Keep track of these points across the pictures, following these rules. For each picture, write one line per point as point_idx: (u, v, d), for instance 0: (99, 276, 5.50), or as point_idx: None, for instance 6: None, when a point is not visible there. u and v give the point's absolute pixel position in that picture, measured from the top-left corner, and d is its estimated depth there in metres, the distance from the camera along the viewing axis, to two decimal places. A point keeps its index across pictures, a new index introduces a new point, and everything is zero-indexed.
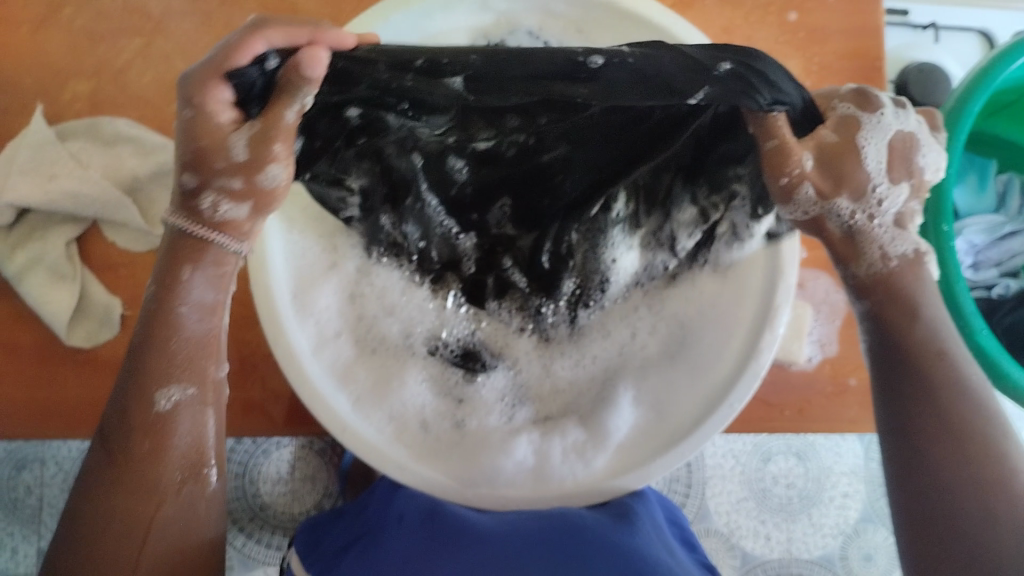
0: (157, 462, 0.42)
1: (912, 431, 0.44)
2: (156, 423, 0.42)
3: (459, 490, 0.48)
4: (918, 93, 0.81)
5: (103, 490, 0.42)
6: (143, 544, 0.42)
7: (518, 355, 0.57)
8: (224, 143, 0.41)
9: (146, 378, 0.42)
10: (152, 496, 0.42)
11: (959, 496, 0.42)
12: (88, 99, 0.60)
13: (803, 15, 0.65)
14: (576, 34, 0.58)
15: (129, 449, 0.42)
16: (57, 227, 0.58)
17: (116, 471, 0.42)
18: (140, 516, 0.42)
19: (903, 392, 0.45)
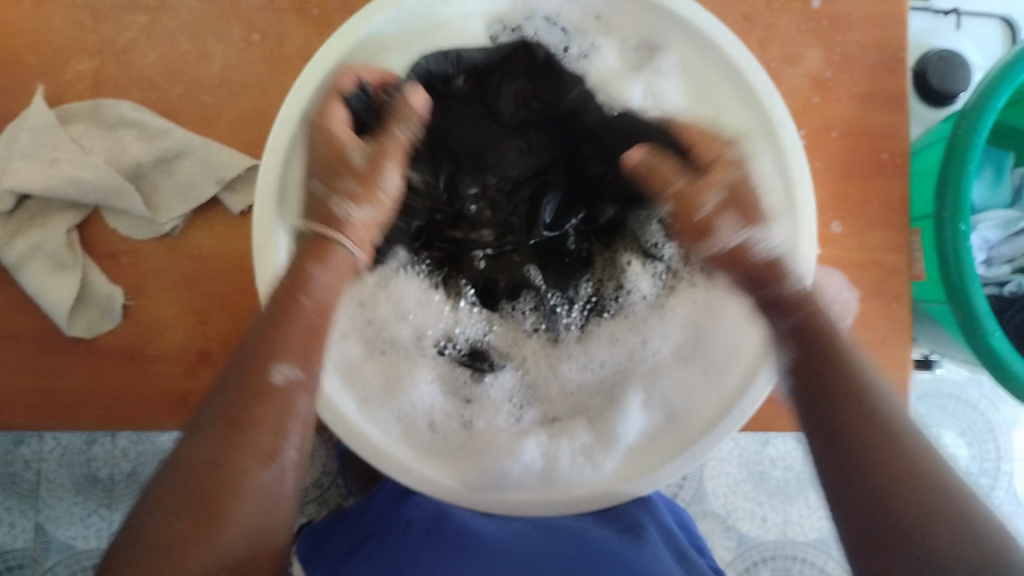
0: (260, 431, 0.40)
1: (830, 449, 0.40)
2: (270, 392, 0.41)
3: (466, 494, 0.47)
4: (936, 80, 0.79)
5: (202, 449, 0.39)
6: (232, 508, 0.38)
7: (527, 355, 0.56)
8: (345, 151, 0.47)
9: (265, 346, 0.41)
10: (241, 460, 0.39)
11: (897, 507, 0.37)
12: (90, 80, 0.58)
13: (827, 3, 0.63)
14: (595, 20, 0.57)
15: (233, 410, 0.40)
16: (57, 214, 0.57)
17: (233, 434, 0.40)
18: (232, 474, 0.39)
19: (818, 416, 0.42)
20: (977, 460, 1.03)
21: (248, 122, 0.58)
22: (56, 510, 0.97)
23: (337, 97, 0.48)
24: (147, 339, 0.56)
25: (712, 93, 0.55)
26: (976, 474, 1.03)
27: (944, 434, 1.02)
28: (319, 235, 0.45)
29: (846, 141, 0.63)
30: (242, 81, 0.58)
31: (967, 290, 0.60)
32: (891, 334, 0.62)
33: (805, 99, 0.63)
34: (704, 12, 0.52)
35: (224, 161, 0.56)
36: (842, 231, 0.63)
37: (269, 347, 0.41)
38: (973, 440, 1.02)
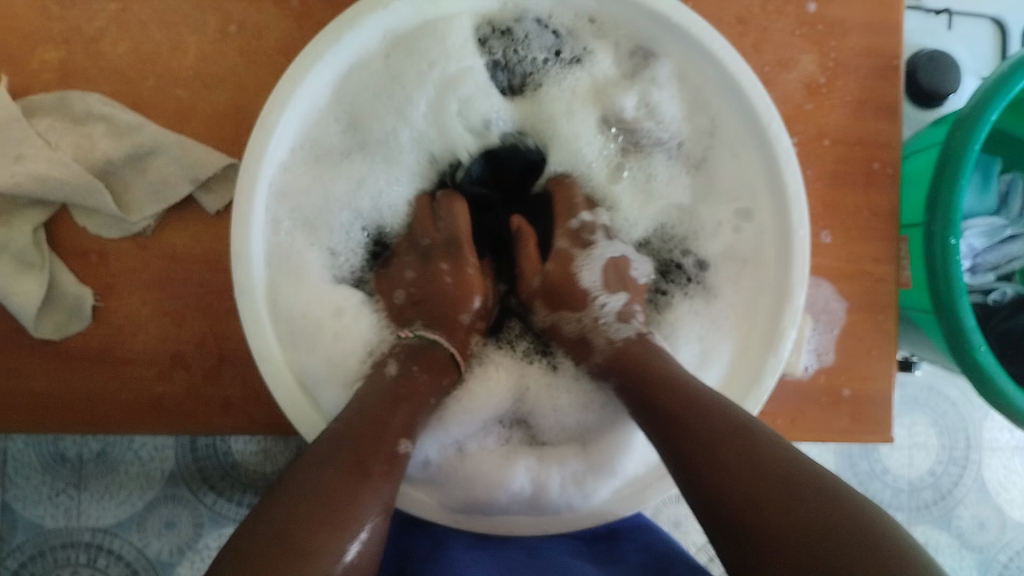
0: (382, 479, 0.43)
1: (680, 455, 0.43)
2: (393, 460, 0.44)
3: (453, 517, 0.49)
4: (926, 81, 0.78)
5: (335, 475, 0.41)
6: (346, 524, 0.39)
7: (530, 381, 0.56)
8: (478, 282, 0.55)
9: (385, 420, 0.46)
10: (363, 497, 0.41)
11: (738, 498, 0.38)
12: (57, 70, 0.55)
13: (823, 7, 0.61)
14: (587, 24, 0.54)
15: (356, 455, 0.42)
16: (23, 212, 0.54)
17: (353, 465, 0.42)
18: (348, 501, 0.40)
19: (663, 434, 0.44)
20: (947, 449, 1.02)
21: (225, 118, 0.56)
22: (22, 489, 0.96)
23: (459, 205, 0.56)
24: (119, 341, 0.55)
25: (710, 104, 0.54)
26: (945, 463, 1.02)
27: (916, 422, 1.02)
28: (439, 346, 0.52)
29: (837, 149, 0.62)
30: (218, 74, 0.55)
31: (954, 305, 0.60)
32: (876, 346, 0.62)
33: (797, 106, 0.62)
34: (703, 24, 0.50)
35: (199, 159, 0.54)
36: (831, 241, 0.62)
37: (386, 421, 0.45)
38: (944, 429, 1.02)
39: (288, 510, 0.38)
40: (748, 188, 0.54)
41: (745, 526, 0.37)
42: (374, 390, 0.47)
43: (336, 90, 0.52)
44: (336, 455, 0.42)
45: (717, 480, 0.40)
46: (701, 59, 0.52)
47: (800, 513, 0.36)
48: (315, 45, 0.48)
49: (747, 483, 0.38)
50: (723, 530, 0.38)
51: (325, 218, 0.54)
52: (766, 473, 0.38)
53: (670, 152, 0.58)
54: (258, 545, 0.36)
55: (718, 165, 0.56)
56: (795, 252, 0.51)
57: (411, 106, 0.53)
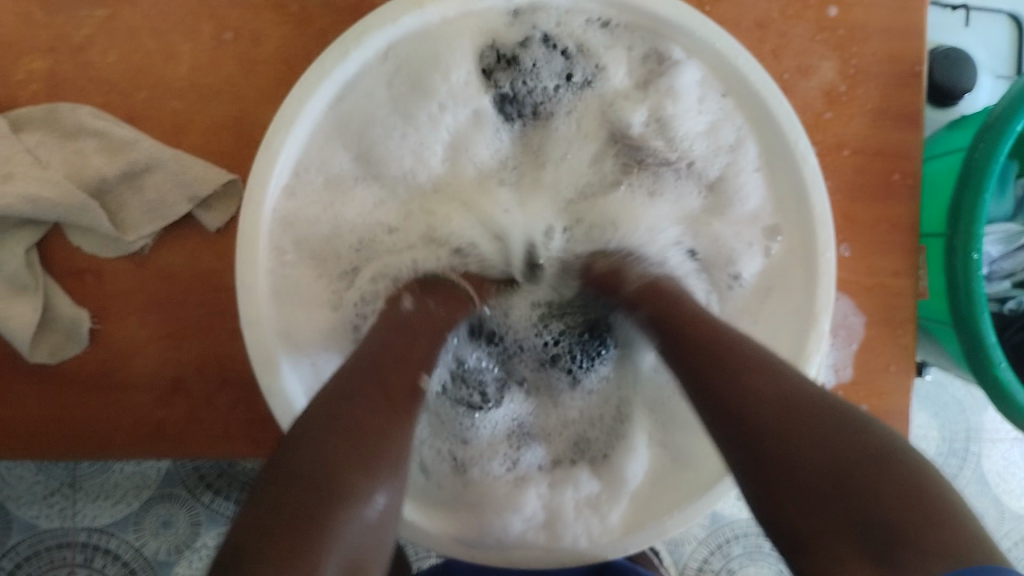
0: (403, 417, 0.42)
1: (690, 365, 0.44)
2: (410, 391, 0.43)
3: (464, 550, 0.46)
4: (941, 77, 0.76)
5: (358, 412, 0.40)
6: (378, 469, 0.38)
7: (524, 374, 0.55)
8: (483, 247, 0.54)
9: (399, 354, 0.44)
10: (393, 438, 0.40)
11: (750, 405, 0.39)
12: (45, 80, 0.53)
13: (843, 10, 0.59)
14: (600, 29, 0.51)
15: (376, 398, 0.41)
16: (14, 232, 0.52)
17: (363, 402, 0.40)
18: (375, 438, 0.39)
19: (674, 349, 0.46)
20: (946, 441, 0.97)
21: (222, 132, 0.53)
22: (17, 490, 0.94)
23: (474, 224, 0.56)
24: (117, 363, 0.53)
25: (732, 116, 0.52)
26: (944, 454, 0.97)
27: (917, 417, 0.97)
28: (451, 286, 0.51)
29: (856, 160, 0.60)
30: (216, 85, 0.53)
31: (973, 317, 0.59)
32: (895, 361, 0.61)
33: (816, 115, 0.60)
34: (728, 39, 0.49)
35: (197, 176, 0.52)
36: (851, 254, 0.61)
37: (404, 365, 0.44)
38: (945, 420, 0.97)
39: (314, 449, 0.37)
40: (772, 205, 0.53)
41: (776, 458, 0.37)
42: (389, 327, 0.46)
43: (339, 112, 0.49)
44: (358, 395, 0.41)
45: (742, 415, 0.39)
46: (725, 75, 0.51)
47: (832, 447, 0.36)
48: (322, 66, 0.46)
49: (781, 414, 0.38)
50: (753, 464, 0.38)
51: (332, 246, 0.51)
52: (796, 406, 0.38)
53: (678, 172, 0.55)
54: (293, 487, 0.35)
55: (739, 183, 0.53)
56: (822, 269, 0.49)
57: (424, 140, 0.52)
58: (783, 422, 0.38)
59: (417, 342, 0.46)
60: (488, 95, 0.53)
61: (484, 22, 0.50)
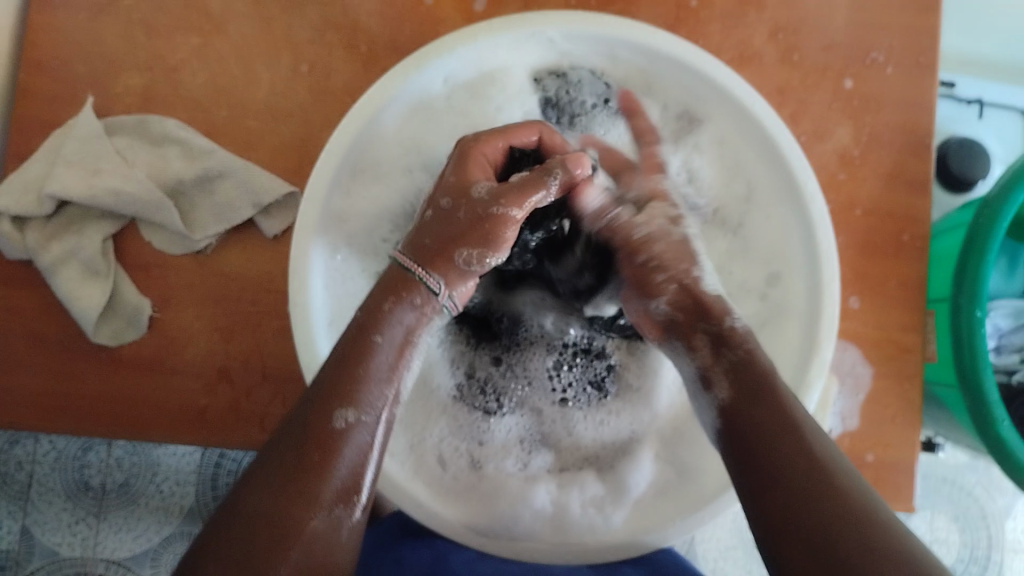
0: (326, 479, 0.41)
1: (766, 419, 0.42)
2: (330, 436, 0.41)
3: (473, 537, 0.49)
4: (955, 165, 0.82)
5: (267, 484, 0.40)
6: (282, 561, 0.38)
7: (539, 406, 0.57)
8: (470, 182, 0.47)
9: (330, 394, 0.42)
10: (309, 508, 0.40)
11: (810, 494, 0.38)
12: (140, 94, 0.60)
13: (858, 83, 0.64)
14: (642, 81, 0.57)
15: (302, 460, 0.40)
16: (94, 222, 0.58)
17: (283, 474, 0.40)
18: (291, 517, 0.39)
19: (750, 411, 0.43)
20: (968, 547, 0.96)
21: (288, 150, 0.59)
22: (44, 515, 0.96)
23: (506, 144, 0.50)
24: (169, 351, 0.57)
25: (750, 165, 0.57)
26: (965, 562, 0.96)
27: (937, 518, 0.96)
28: (407, 269, 0.47)
29: (868, 220, 0.64)
30: (287, 109, 0.59)
31: (978, 374, 0.59)
32: (901, 415, 0.62)
33: (831, 175, 0.64)
34: (761, 102, 0.53)
35: (263, 184, 0.57)
36: (859, 306, 0.63)
37: (349, 379, 0.43)
38: (966, 526, 0.96)
39: (249, 524, 0.38)
40: (778, 253, 0.56)
41: (796, 528, 0.37)
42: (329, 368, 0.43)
43: (403, 126, 0.55)
44: (290, 452, 0.40)
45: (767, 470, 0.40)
46: (742, 121, 0.55)
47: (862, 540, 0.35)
48: (384, 82, 0.51)
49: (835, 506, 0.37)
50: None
51: (372, 233, 0.56)
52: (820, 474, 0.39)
53: (703, 218, 0.59)
54: (218, 559, 0.37)
55: (753, 229, 0.58)
56: (824, 300, 0.52)
57: None
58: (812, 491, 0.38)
59: (349, 372, 0.43)
60: (534, 96, 0.58)
61: (536, 55, 0.56)
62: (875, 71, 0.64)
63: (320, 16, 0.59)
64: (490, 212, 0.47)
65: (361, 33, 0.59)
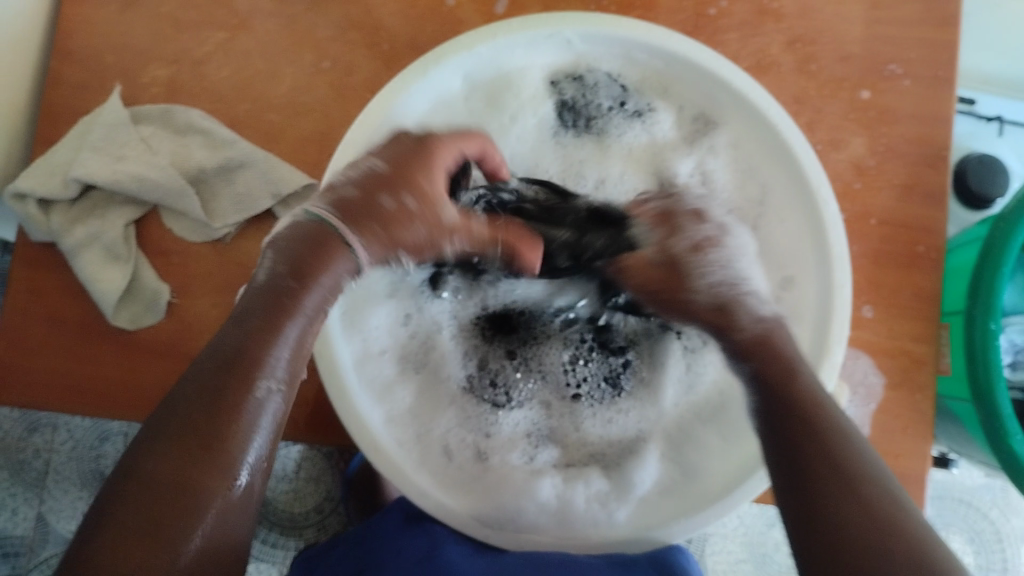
0: (234, 447, 0.38)
1: (788, 421, 0.40)
2: (246, 407, 0.38)
3: (477, 527, 0.49)
4: (974, 181, 0.82)
5: (171, 457, 0.37)
6: (182, 545, 0.36)
7: (552, 402, 0.58)
8: (430, 191, 0.46)
9: (246, 362, 0.38)
10: (220, 482, 0.37)
11: (836, 511, 0.37)
12: (166, 85, 0.61)
13: (875, 95, 0.64)
14: (658, 85, 0.58)
15: (212, 425, 0.37)
16: (118, 208, 0.59)
17: (192, 444, 0.37)
18: (197, 492, 0.37)
19: (774, 412, 0.41)
20: (983, 569, 0.95)
21: (308, 143, 0.60)
22: (60, 503, 0.97)
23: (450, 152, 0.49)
24: (184, 336, 0.58)
25: (763, 167, 0.57)
26: None
27: (951, 539, 0.95)
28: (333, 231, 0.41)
29: (883, 229, 0.63)
30: (309, 104, 0.60)
31: (991, 388, 0.58)
32: (912, 424, 0.61)
33: (846, 184, 0.64)
34: (775, 106, 0.54)
35: (282, 176, 0.58)
36: (873, 315, 0.63)
37: (258, 347, 0.38)
38: (981, 548, 0.95)
39: (146, 496, 0.36)
40: (789, 259, 0.56)
41: (817, 530, 0.37)
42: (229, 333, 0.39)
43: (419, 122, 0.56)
44: (199, 416, 0.37)
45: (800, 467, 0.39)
46: (757, 125, 0.55)
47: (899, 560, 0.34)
48: (404, 77, 0.53)
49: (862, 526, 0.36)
50: None
51: None
52: (850, 478, 0.37)
53: None
54: (123, 535, 0.35)
55: (769, 233, 0.57)
56: (836, 301, 0.52)
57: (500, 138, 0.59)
58: (840, 502, 0.37)
59: (272, 334, 0.39)
60: (550, 100, 0.59)
61: (553, 56, 0.57)
62: (892, 84, 0.64)
63: (342, 15, 0.61)
64: (436, 235, 0.46)
65: (383, 32, 0.60)
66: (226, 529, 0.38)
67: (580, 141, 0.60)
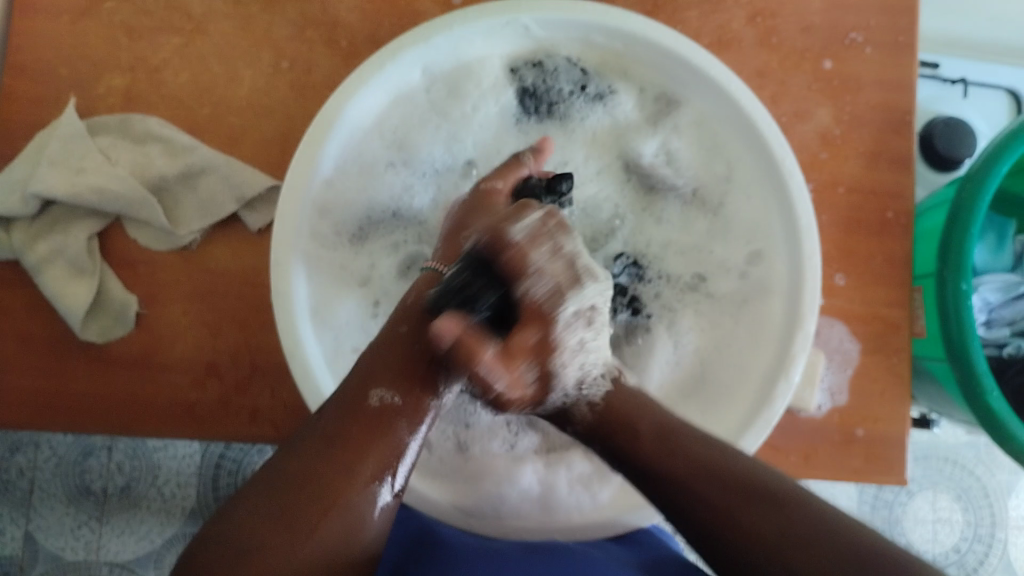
0: (363, 456, 0.43)
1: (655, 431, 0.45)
2: (366, 413, 0.44)
3: (462, 517, 0.51)
4: (942, 143, 0.82)
5: (305, 457, 0.42)
6: (309, 537, 0.40)
7: None
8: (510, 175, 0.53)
9: (366, 377, 0.46)
10: (350, 480, 0.42)
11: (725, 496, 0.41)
12: (123, 93, 0.60)
13: (838, 63, 0.64)
14: (617, 67, 0.58)
15: (344, 431, 0.43)
16: (80, 221, 0.58)
17: (332, 452, 0.42)
18: (330, 492, 0.41)
19: (644, 425, 0.45)
20: (972, 526, 0.96)
21: (271, 145, 0.59)
22: (47, 522, 0.96)
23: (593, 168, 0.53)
24: (157, 347, 0.57)
25: (725, 145, 0.57)
26: (969, 540, 0.96)
27: (939, 498, 0.96)
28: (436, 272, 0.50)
29: (851, 197, 0.64)
30: (269, 104, 0.59)
31: (966, 347, 0.58)
32: (890, 389, 0.62)
33: (813, 154, 0.64)
34: (736, 81, 0.54)
35: (246, 179, 0.58)
36: (845, 284, 0.63)
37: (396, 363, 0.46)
38: (968, 504, 0.96)
39: (275, 493, 0.40)
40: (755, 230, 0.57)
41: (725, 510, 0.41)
42: (374, 346, 0.47)
43: (381, 116, 0.56)
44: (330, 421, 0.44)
45: (707, 494, 0.42)
46: (721, 102, 0.56)
47: (820, 553, 0.37)
48: (361, 73, 0.52)
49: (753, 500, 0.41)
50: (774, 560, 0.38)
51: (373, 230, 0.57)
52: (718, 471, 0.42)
53: (683, 198, 0.59)
54: (262, 526, 0.39)
55: (736, 209, 0.58)
56: (807, 273, 0.53)
57: (463, 130, 0.58)
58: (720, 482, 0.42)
59: (385, 352, 0.47)
60: (510, 87, 0.58)
61: (512, 42, 0.57)
62: (855, 51, 0.64)
63: (297, 12, 0.60)
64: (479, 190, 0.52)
65: (341, 27, 0.60)
66: (350, 531, 0.41)
67: (543, 126, 0.59)
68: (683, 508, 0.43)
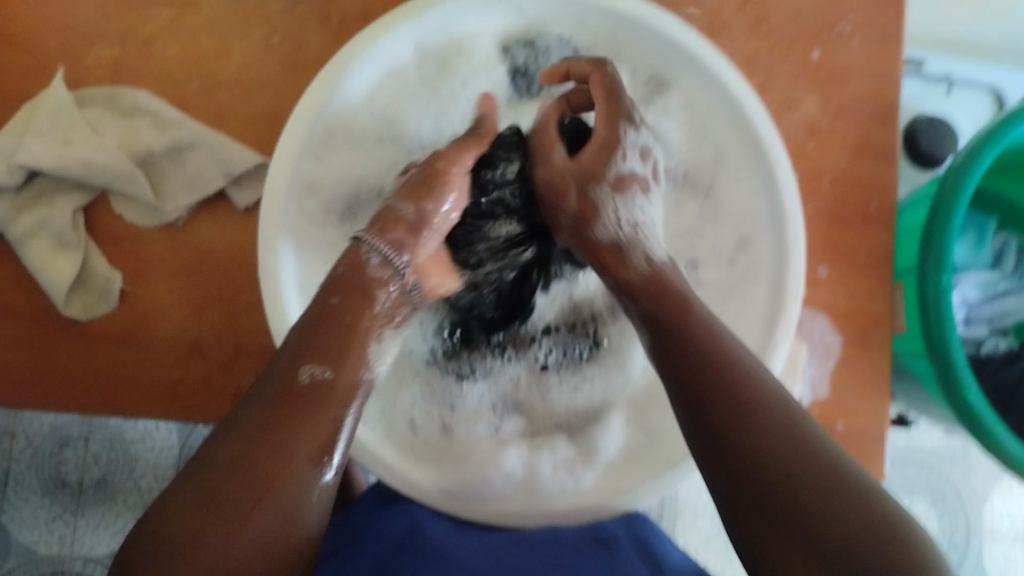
0: (297, 436, 0.40)
1: (676, 330, 0.45)
2: (295, 390, 0.42)
3: (444, 499, 0.50)
4: (925, 144, 0.83)
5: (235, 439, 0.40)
6: (239, 532, 0.37)
7: (505, 375, 0.59)
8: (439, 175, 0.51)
9: (309, 345, 0.43)
10: (281, 463, 0.39)
11: (731, 409, 0.41)
12: (110, 67, 0.60)
13: (826, 54, 0.64)
14: (610, 48, 0.58)
15: (272, 410, 0.41)
16: (65, 194, 0.58)
17: (263, 434, 0.40)
18: (264, 481, 0.39)
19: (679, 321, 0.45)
20: (947, 531, 0.96)
21: (259, 123, 0.59)
22: (19, 512, 0.94)
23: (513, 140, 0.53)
24: (140, 325, 0.57)
25: (718, 131, 0.57)
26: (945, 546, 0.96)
27: (915, 503, 0.96)
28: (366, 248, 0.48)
29: (837, 187, 0.64)
30: (258, 81, 0.59)
31: (946, 341, 0.59)
32: (872, 380, 0.62)
33: (800, 145, 0.64)
34: (726, 64, 0.54)
35: (234, 156, 0.57)
36: (829, 274, 0.63)
37: (335, 338, 0.44)
38: (944, 510, 0.96)
39: (206, 477, 0.38)
40: (745, 217, 0.57)
41: (726, 419, 0.41)
42: (306, 318, 0.45)
43: (374, 90, 0.56)
44: (250, 399, 0.41)
45: (726, 400, 0.41)
46: (712, 85, 0.55)
47: (832, 499, 0.36)
48: (354, 46, 0.52)
49: (755, 418, 0.40)
50: (763, 497, 0.38)
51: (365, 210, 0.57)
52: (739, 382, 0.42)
53: (673, 181, 0.60)
54: (187, 519, 0.37)
55: (726, 193, 0.58)
56: (791, 260, 0.53)
57: (455, 105, 0.59)
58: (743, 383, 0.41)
59: (322, 327, 0.44)
60: (503, 66, 0.58)
61: (503, 19, 0.57)
62: (842, 43, 0.64)
63: None
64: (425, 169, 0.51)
65: (331, 5, 0.59)
66: (285, 530, 0.39)
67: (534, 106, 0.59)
68: (704, 417, 0.42)
